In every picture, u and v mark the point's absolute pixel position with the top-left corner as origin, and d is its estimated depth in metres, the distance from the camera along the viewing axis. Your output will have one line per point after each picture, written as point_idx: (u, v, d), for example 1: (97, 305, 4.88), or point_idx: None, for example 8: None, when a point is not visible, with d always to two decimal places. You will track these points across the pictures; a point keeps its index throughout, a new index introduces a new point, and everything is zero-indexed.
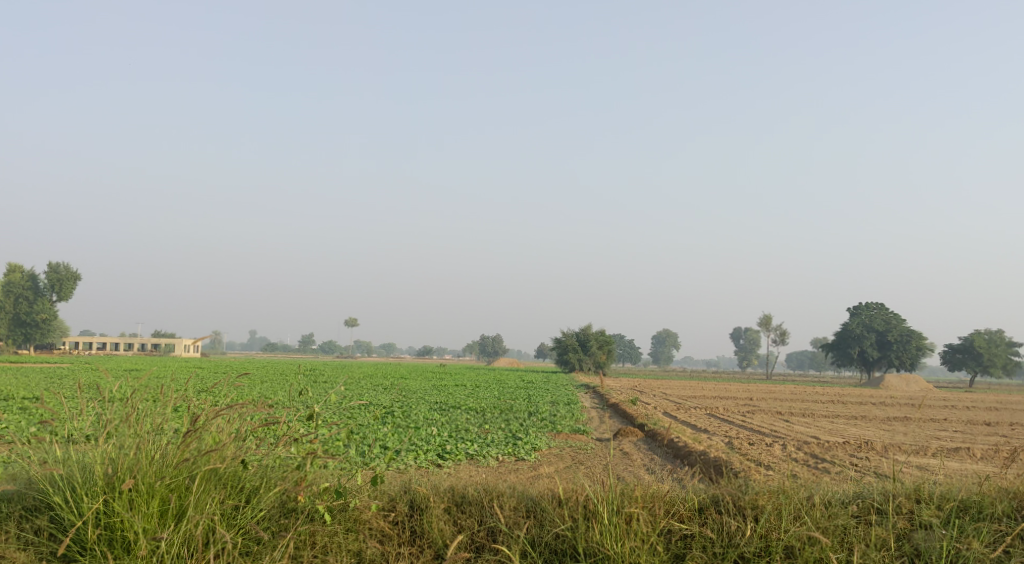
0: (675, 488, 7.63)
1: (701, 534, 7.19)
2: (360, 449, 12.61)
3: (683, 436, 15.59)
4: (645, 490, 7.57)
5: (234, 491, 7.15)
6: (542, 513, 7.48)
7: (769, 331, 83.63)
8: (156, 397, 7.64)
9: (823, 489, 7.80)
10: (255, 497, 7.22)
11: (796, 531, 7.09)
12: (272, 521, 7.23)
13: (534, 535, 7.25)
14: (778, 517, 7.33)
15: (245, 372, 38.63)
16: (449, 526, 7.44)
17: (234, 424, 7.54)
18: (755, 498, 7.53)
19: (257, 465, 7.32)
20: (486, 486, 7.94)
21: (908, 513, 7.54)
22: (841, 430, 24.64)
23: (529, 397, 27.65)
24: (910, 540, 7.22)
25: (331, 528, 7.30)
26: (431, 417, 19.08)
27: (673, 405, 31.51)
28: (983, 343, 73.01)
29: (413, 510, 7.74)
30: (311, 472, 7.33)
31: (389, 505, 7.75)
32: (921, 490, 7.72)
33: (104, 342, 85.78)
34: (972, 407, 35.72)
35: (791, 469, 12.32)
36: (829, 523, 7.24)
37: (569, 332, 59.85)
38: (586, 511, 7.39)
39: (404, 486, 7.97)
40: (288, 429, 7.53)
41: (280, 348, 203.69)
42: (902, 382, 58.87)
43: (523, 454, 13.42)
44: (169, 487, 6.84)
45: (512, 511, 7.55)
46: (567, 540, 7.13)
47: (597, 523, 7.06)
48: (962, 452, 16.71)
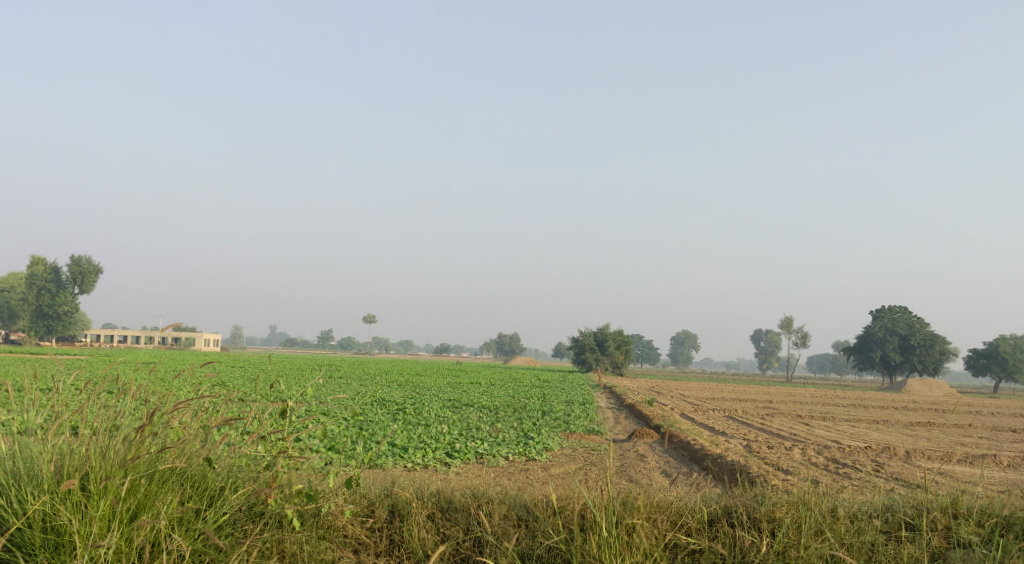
0: (683, 498, 7.28)
1: (711, 549, 6.82)
2: (367, 448, 12.40)
3: (699, 439, 15.27)
4: (649, 498, 7.22)
5: (195, 491, 6.79)
6: (535, 523, 7.13)
7: (790, 333, 82.83)
8: (114, 387, 7.27)
9: (848, 500, 7.43)
10: (219, 499, 6.85)
11: (817, 547, 6.68)
12: (235, 527, 6.88)
13: (524, 548, 6.90)
14: (797, 531, 6.93)
15: (262, 364, 38.71)
16: (431, 535, 7.09)
17: (198, 417, 7.25)
18: (772, 510, 7.13)
19: (221, 465, 6.98)
20: (475, 492, 7.62)
21: (943, 529, 7.15)
22: (862, 434, 24.16)
23: (544, 396, 27.43)
24: (945, 559, 6.82)
25: (301, 535, 6.98)
26: (443, 415, 18.83)
27: (692, 406, 31.11)
28: (1007, 349, 71.96)
29: (393, 517, 7.43)
30: (281, 474, 7.01)
31: (368, 511, 7.44)
32: (958, 504, 7.31)
33: (125, 335, 86.37)
34: (998, 414, 35.08)
35: (810, 475, 11.96)
36: (855, 540, 6.85)
37: (588, 332, 59.47)
38: (582, 520, 7.03)
39: (385, 490, 7.67)
40: (257, 422, 7.21)
41: (300, 343, 204.57)
42: (925, 387, 58.01)
43: (534, 454, 13.12)
44: (123, 485, 6.46)
45: (502, 519, 7.21)
46: (561, 553, 6.77)
47: (595, 534, 6.66)
48: (989, 459, 16.21)
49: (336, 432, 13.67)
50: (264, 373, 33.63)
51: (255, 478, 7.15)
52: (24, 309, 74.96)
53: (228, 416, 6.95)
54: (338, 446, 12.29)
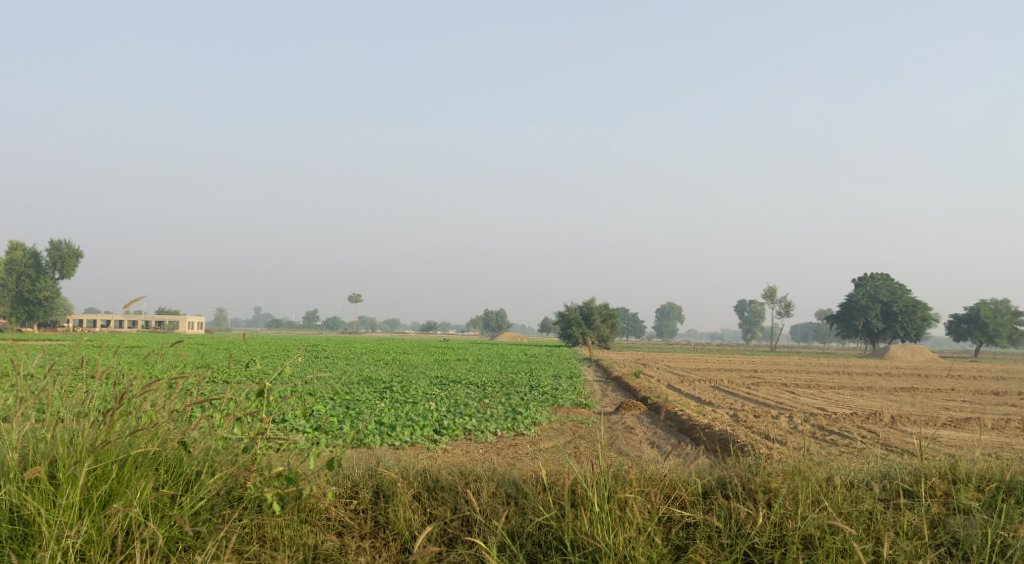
0: (676, 471, 7.22)
1: (706, 522, 6.77)
2: (354, 427, 12.32)
3: (687, 409, 15.26)
4: (641, 471, 7.17)
5: (170, 476, 6.67)
6: (524, 500, 7.06)
7: (773, 303, 83.20)
8: (80, 373, 7.12)
9: (844, 468, 7.40)
10: (195, 484, 6.71)
11: (815, 518, 6.64)
12: (213, 512, 6.75)
13: (514, 526, 6.83)
14: (793, 502, 6.86)
15: (247, 345, 38.53)
16: (418, 515, 7.02)
17: (171, 399, 7.10)
18: (768, 479, 7.07)
19: (196, 448, 6.84)
20: (462, 469, 7.55)
21: (942, 495, 7.13)
22: (848, 400, 24.33)
23: (531, 371, 27.45)
24: (945, 526, 6.81)
25: (280, 520, 6.87)
26: (430, 392, 18.78)
27: (677, 377, 31.25)
28: (988, 313, 72.62)
29: (377, 497, 7.34)
30: (260, 457, 6.87)
31: (351, 492, 7.34)
32: (957, 468, 7.30)
33: (107, 320, 85.76)
34: (979, 377, 35.47)
35: (798, 444, 12.02)
36: (853, 509, 6.81)
37: (573, 306, 59.51)
38: (573, 496, 6.95)
39: (369, 469, 7.56)
40: (232, 404, 7.05)
41: (285, 323, 203.94)
42: (907, 353, 58.50)
43: (523, 429, 13.07)
44: (93, 472, 6.31)
45: (491, 496, 7.13)
46: (552, 531, 6.72)
47: (586, 511, 6.59)
48: (973, 422, 16.33)
49: (322, 413, 13.58)
50: (248, 354, 33.46)
51: (234, 461, 7.01)
52: (3, 294, 74.20)
53: (200, 398, 6.78)
54: (325, 426, 12.20)
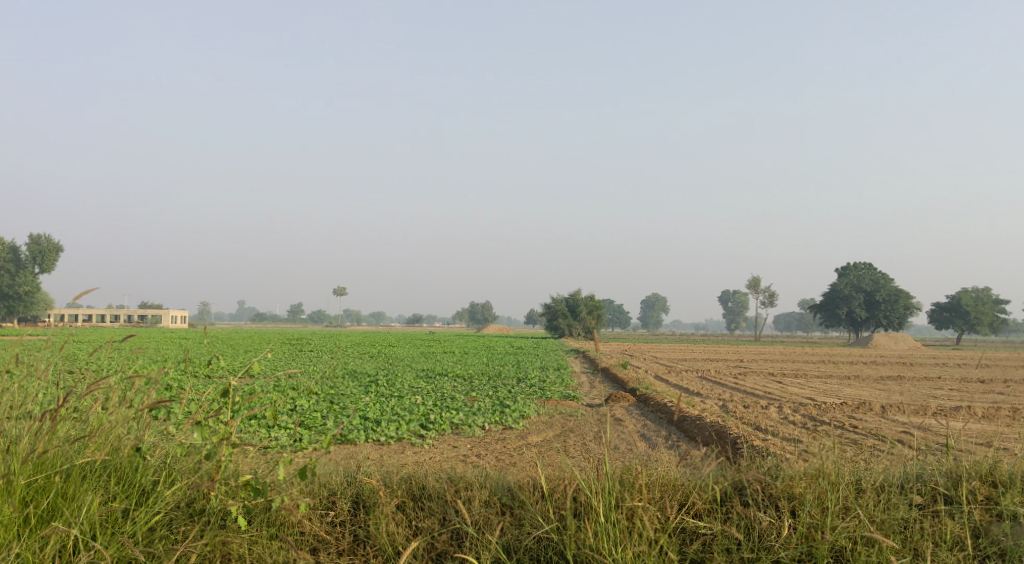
0: (685, 475, 6.87)
1: (724, 534, 6.36)
2: (338, 424, 12.02)
3: (676, 400, 15.07)
4: (651, 475, 6.80)
5: (121, 484, 6.35)
6: (521, 509, 6.72)
7: (757, 292, 83.29)
8: (30, 373, 6.77)
9: (873, 469, 7.00)
10: (151, 496, 6.36)
11: (845, 529, 6.25)
12: (171, 527, 6.37)
13: (510, 540, 6.47)
14: (821, 510, 6.45)
15: (228, 340, 38.07)
16: (402, 529, 6.65)
17: (126, 399, 6.77)
18: (791, 484, 6.70)
19: (152, 456, 6.50)
20: (451, 476, 7.21)
21: (984, 500, 6.69)
22: (835, 390, 24.25)
23: (517, 363, 27.23)
24: (988, 535, 6.37)
25: (246, 536, 6.47)
26: (416, 385, 18.53)
27: (664, 368, 31.10)
28: (970, 301, 72.91)
29: (357, 508, 7.00)
30: (228, 465, 6.43)
31: (327, 503, 6.97)
32: (998, 468, 6.86)
33: (89, 314, 84.86)
34: (964, 365, 35.57)
35: (790, 436, 11.82)
36: (887, 517, 6.40)
37: (559, 298, 59.37)
38: (575, 504, 6.61)
39: (347, 477, 7.19)
40: (197, 406, 6.64)
41: (269, 317, 202.84)
42: (890, 342, 58.55)
43: (511, 423, 12.80)
44: (32, 487, 5.97)
45: (484, 506, 6.79)
46: (552, 545, 6.36)
47: (590, 522, 6.23)
48: (963, 412, 16.19)
49: (305, 408, 13.32)
50: (231, 348, 33.08)
51: (194, 470, 6.66)
52: None
53: (155, 400, 6.42)
54: (308, 423, 11.92)
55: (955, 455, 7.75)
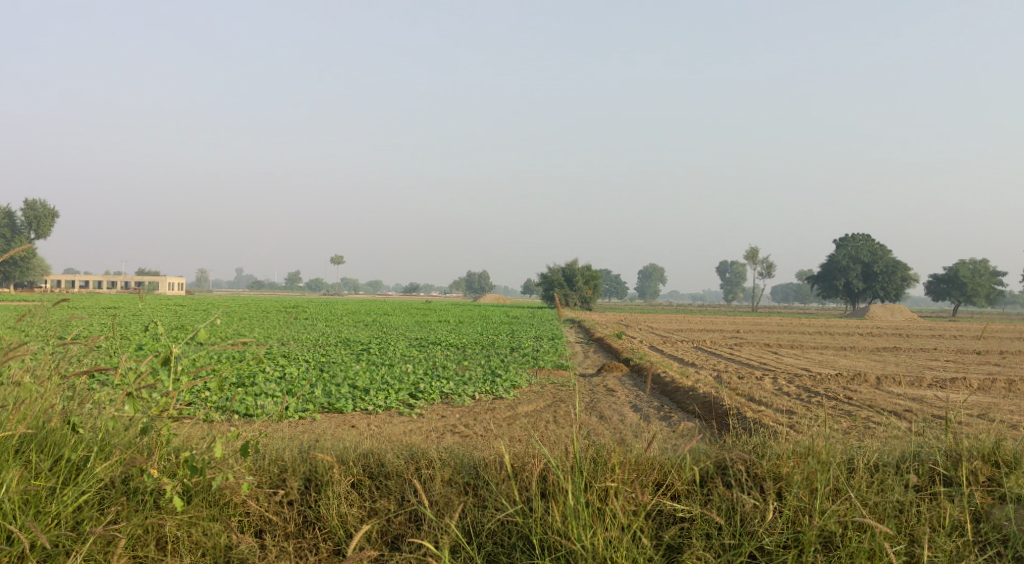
0: (661, 453, 6.65)
1: (703, 518, 6.15)
2: (326, 393, 11.87)
3: (669, 370, 14.93)
4: (625, 454, 6.56)
5: (47, 454, 5.97)
6: (484, 490, 6.50)
7: (754, 263, 83.10)
8: None
9: (865, 447, 6.83)
10: (80, 473, 6.00)
11: (835, 513, 6.07)
12: (101, 506, 6.01)
13: (471, 523, 6.25)
14: (810, 493, 6.25)
15: (224, 307, 37.88)
16: (355, 510, 6.38)
17: (57, 368, 6.47)
18: (777, 463, 6.50)
19: (83, 428, 6.16)
20: (412, 451, 6.91)
21: (986, 482, 6.50)
22: (831, 361, 24.18)
23: (511, 332, 27.14)
24: (988, 519, 6.20)
25: (182, 517, 6.11)
26: (408, 353, 18.38)
27: (660, 338, 31.00)
28: (967, 273, 72.67)
29: (309, 487, 6.63)
30: (168, 440, 6.13)
31: (278, 480, 6.63)
32: (1001, 448, 6.66)
33: (85, 281, 84.72)
34: (960, 336, 35.50)
35: (785, 409, 11.67)
36: (880, 500, 6.23)
37: (556, 268, 59.17)
38: (542, 485, 6.40)
39: (301, 452, 6.84)
40: (134, 375, 6.29)
41: (266, 285, 202.58)
42: (887, 313, 58.46)
43: (502, 392, 12.66)
44: None
45: (447, 485, 6.56)
46: (518, 530, 6.13)
47: (557, 505, 6.02)
48: (959, 383, 16.08)
49: (295, 376, 13.19)
50: (226, 315, 32.93)
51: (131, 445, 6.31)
52: None
53: (88, 370, 6.12)
54: (295, 391, 11.75)
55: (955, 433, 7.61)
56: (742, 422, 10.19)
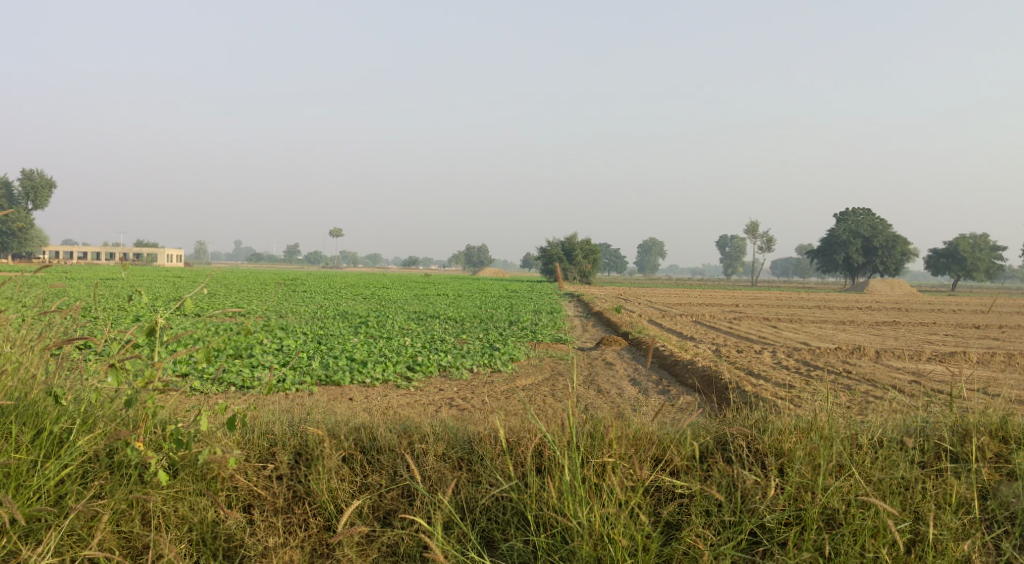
0: (660, 427, 6.60)
1: (703, 495, 6.09)
2: (324, 364, 11.87)
3: (668, 343, 14.92)
4: (623, 429, 6.51)
5: (29, 426, 5.93)
6: (478, 465, 6.46)
7: (754, 238, 83.04)
8: None
9: (868, 423, 6.77)
10: (63, 446, 5.94)
11: (839, 490, 6.01)
12: (84, 480, 5.98)
13: (464, 499, 6.22)
14: (813, 469, 6.20)
15: (223, 280, 37.86)
16: (346, 486, 6.33)
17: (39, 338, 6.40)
18: (779, 439, 6.47)
19: (66, 400, 6.11)
20: (405, 425, 6.85)
21: (993, 457, 6.45)
22: (830, 334, 24.20)
23: (511, 306, 27.15)
24: (996, 495, 6.14)
25: (167, 492, 6.08)
26: (407, 326, 18.40)
27: (659, 312, 30.97)
28: (967, 248, 72.46)
29: (298, 461, 6.59)
30: (153, 413, 6.08)
31: (268, 454, 6.57)
32: (1008, 423, 6.61)
33: (84, 253, 84.65)
34: (960, 310, 35.50)
35: (784, 382, 11.66)
36: (884, 476, 6.17)
37: (556, 241, 59.12)
38: (538, 461, 6.37)
39: (291, 426, 6.79)
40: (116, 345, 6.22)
41: (265, 258, 202.44)
42: (886, 287, 58.37)
43: (500, 365, 12.65)
44: None
45: (441, 459, 6.51)
46: (512, 505, 6.10)
47: (554, 481, 5.98)
48: (959, 356, 16.07)
49: (292, 348, 13.20)
50: (226, 287, 32.95)
51: (116, 417, 6.27)
52: None
53: (69, 341, 6.05)
54: (292, 363, 11.74)
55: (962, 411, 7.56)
56: (742, 396, 10.17)
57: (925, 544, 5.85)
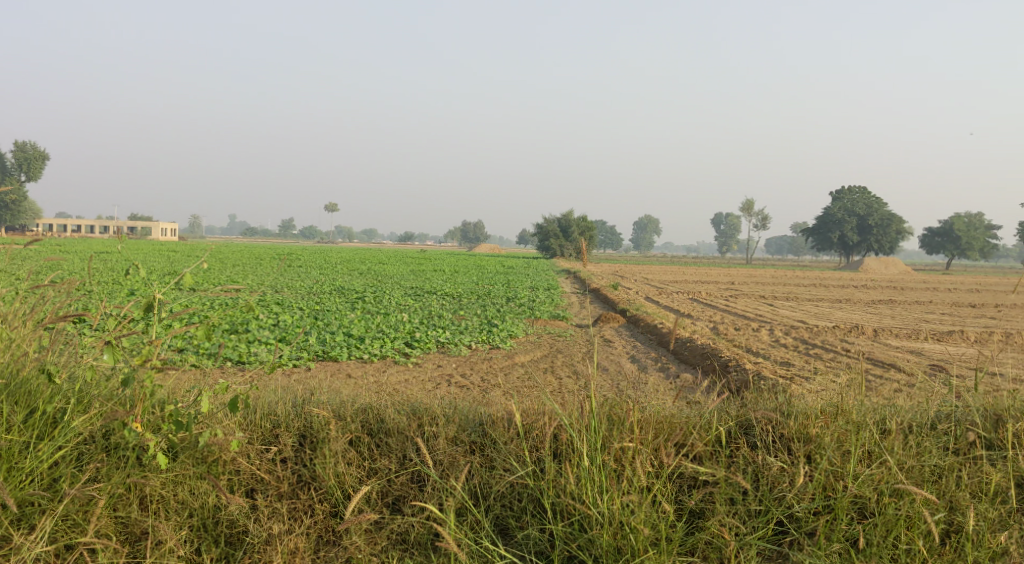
0: (678, 410, 6.50)
1: (729, 482, 5.99)
2: (321, 340, 11.77)
3: (666, 321, 14.84)
4: (644, 414, 6.41)
5: (22, 406, 5.81)
6: (491, 449, 6.36)
7: (750, 215, 82.92)
8: None
9: (896, 407, 6.68)
10: (58, 427, 5.84)
11: (869, 479, 5.92)
12: (80, 463, 5.88)
13: (478, 485, 6.13)
14: (840, 457, 6.12)
15: (217, 254, 37.64)
16: (354, 471, 6.23)
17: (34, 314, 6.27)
18: (805, 424, 6.36)
19: (60, 379, 6.00)
20: (414, 407, 6.74)
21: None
22: (826, 313, 24.18)
23: (508, 282, 27.05)
24: None
25: (167, 476, 5.97)
26: (403, 302, 18.30)
27: (654, 289, 30.91)
28: (962, 227, 72.48)
29: (303, 444, 6.49)
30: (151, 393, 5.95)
31: (270, 437, 6.47)
32: None
33: (78, 226, 84.20)
34: (954, 289, 35.56)
35: (783, 361, 11.60)
36: (918, 464, 6.07)
37: (551, 218, 58.89)
38: (555, 445, 6.26)
39: (295, 407, 6.69)
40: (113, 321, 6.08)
41: (259, 233, 201.71)
42: (881, 266, 58.33)
43: (498, 341, 12.57)
44: None
45: (452, 443, 6.41)
46: (528, 492, 6.03)
47: (572, 467, 5.89)
48: (956, 336, 16.05)
49: (288, 324, 13.10)
50: (220, 262, 32.78)
51: (113, 397, 6.15)
52: None
53: (64, 317, 5.91)
54: (289, 338, 11.64)
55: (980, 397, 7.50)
56: (742, 375, 10.12)
57: (960, 534, 5.78)
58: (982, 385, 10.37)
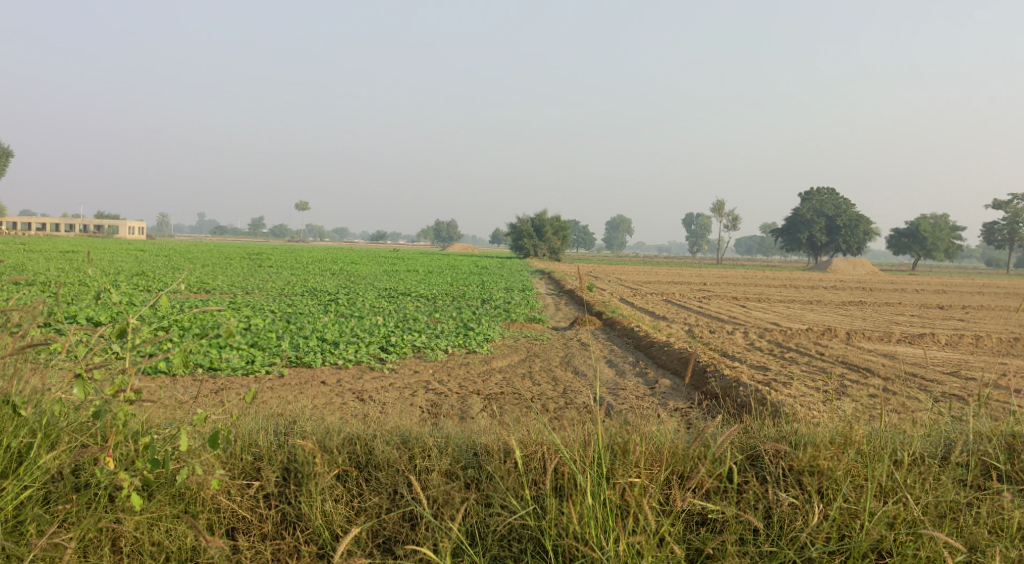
0: (680, 441, 6.41)
1: (738, 520, 5.91)
2: (295, 345, 11.57)
3: (643, 324, 14.78)
4: (649, 447, 6.33)
5: None
6: (485, 484, 6.23)
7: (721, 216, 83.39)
8: None
9: (904, 436, 6.62)
10: (23, 464, 5.66)
11: (884, 516, 5.86)
12: (47, 504, 5.71)
13: (476, 525, 5.99)
14: (852, 495, 6.06)
15: (185, 253, 37.07)
16: (342, 510, 6.07)
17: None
18: (815, 456, 6.29)
19: (27, 411, 5.81)
20: (403, 437, 6.61)
21: None
22: (797, 314, 24.29)
23: (481, 284, 26.90)
24: None
25: (141, 517, 5.81)
26: (377, 304, 18.10)
27: (627, 289, 30.89)
28: (928, 228, 73.39)
29: (287, 479, 6.31)
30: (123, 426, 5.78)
31: (251, 472, 6.31)
32: None
33: (43, 224, 82.78)
34: (921, 290, 35.89)
35: (761, 366, 11.56)
36: (934, 499, 6.01)
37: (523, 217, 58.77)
38: (558, 481, 6.15)
39: (278, 438, 6.52)
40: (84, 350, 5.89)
41: (229, 232, 199.77)
42: (850, 266, 58.81)
43: (474, 345, 12.43)
44: None
45: (443, 477, 6.28)
46: (529, 532, 5.90)
47: (575, 505, 5.78)
48: (927, 339, 16.15)
49: (260, 328, 12.89)
50: (188, 262, 32.25)
51: (82, 429, 6.03)
52: None
53: (28, 346, 5.72)
54: (262, 343, 11.43)
55: (973, 416, 7.47)
56: (721, 383, 10.06)
57: None
58: (959, 392, 10.38)
